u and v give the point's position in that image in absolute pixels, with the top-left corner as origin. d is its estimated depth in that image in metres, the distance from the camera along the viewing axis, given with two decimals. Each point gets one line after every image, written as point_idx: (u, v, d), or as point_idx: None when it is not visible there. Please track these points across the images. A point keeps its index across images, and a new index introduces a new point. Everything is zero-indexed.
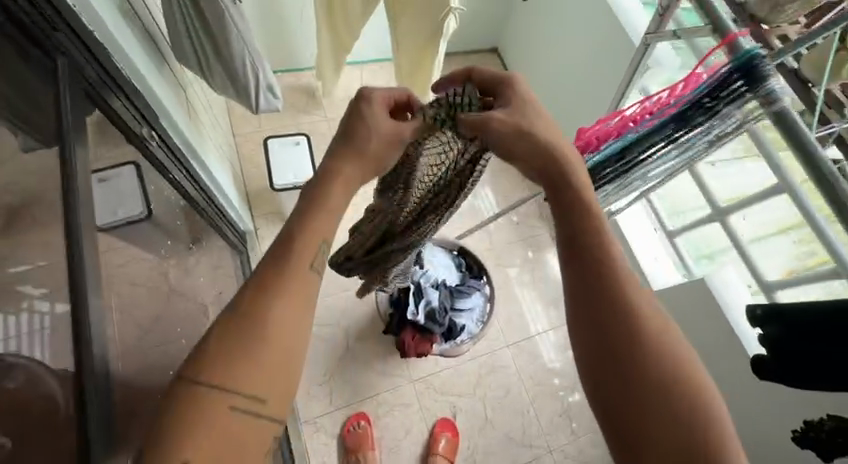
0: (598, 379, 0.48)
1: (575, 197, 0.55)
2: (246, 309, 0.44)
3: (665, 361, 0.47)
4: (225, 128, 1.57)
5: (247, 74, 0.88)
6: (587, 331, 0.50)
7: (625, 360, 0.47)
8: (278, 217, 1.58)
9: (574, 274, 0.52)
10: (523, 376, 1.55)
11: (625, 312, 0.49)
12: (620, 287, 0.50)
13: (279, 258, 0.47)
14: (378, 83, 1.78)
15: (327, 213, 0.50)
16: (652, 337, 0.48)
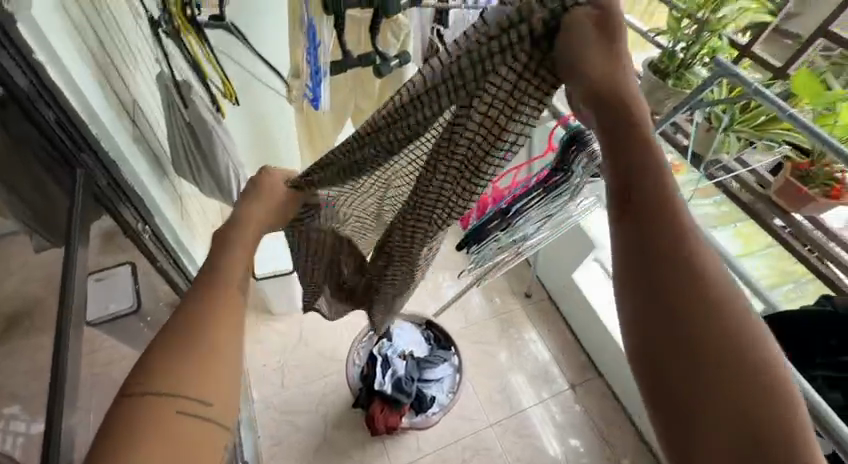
0: (661, 355, 0.40)
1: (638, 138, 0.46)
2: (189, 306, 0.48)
3: (735, 336, 0.39)
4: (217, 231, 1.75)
5: (235, 182, 1.08)
6: (643, 294, 0.42)
7: (699, 336, 0.39)
8: (261, 308, 1.68)
9: (633, 233, 0.44)
10: (510, 458, 1.49)
11: (697, 279, 0.41)
12: (689, 251, 0.42)
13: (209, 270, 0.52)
14: None
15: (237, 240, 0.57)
16: (728, 312, 0.40)
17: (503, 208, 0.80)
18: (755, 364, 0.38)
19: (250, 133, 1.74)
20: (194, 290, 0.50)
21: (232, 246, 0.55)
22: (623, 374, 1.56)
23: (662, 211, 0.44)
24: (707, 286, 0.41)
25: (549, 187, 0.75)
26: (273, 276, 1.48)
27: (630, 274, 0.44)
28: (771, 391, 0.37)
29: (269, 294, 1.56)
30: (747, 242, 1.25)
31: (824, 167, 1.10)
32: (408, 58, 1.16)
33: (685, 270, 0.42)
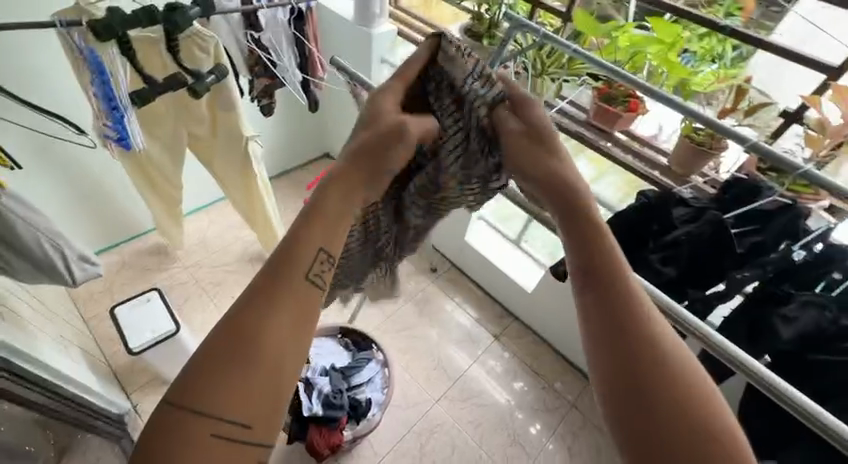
0: (629, 403, 0.41)
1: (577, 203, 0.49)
2: (248, 312, 0.43)
3: (685, 374, 0.42)
4: (71, 319, 1.50)
5: (54, 254, 0.92)
6: (599, 339, 0.44)
7: (657, 377, 0.41)
8: (158, 382, 1.51)
9: (590, 296, 0.46)
10: (461, 422, 1.55)
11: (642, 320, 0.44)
12: (633, 300, 0.45)
13: (262, 297, 0.44)
14: (225, 219, 1.97)
15: (314, 238, 0.48)
16: (670, 352, 0.43)
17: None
18: (696, 398, 0.40)
19: (67, 191, 1.48)
20: (250, 292, 0.44)
21: (309, 249, 0.47)
22: (529, 307, 1.74)
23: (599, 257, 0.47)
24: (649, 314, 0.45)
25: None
26: (153, 344, 1.29)
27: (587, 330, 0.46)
28: (724, 442, 0.39)
29: (159, 362, 1.40)
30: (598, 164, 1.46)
31: (619, 88, 1.32)
32: (225, 71, 1.09)
33: (624, 300, 0.45)
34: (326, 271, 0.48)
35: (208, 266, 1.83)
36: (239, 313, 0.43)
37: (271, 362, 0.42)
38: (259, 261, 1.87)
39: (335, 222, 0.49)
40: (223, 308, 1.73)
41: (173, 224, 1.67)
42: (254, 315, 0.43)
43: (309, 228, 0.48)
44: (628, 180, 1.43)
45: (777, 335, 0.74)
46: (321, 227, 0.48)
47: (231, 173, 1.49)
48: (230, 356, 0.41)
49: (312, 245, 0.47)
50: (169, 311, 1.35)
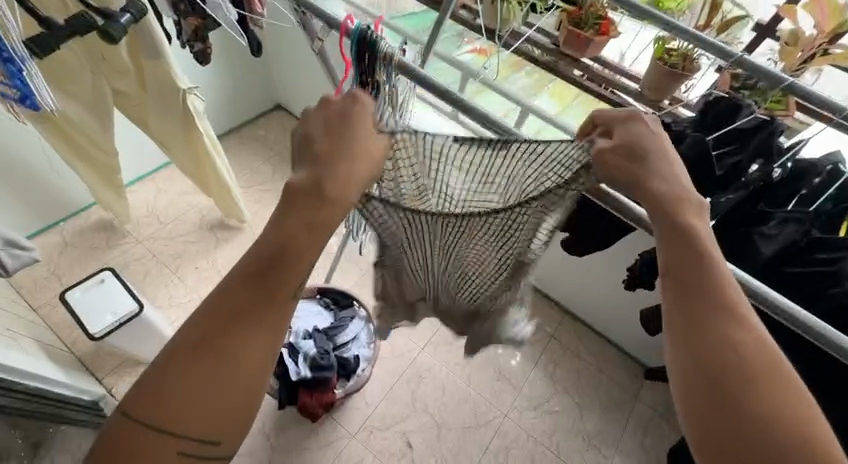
0: (704, 396, 0.42)
1: (677, 221, 0.47)
2: (220, 331, 0.43)
3: (766, 373, 0.41)
4: (18, 309, 1.37)
5: None
6: (681, 336, 0.44)
7: (741, 377, 0.41)
8: (129, 364, 1.44)
9: (677, 297, 0.45)
10: (447, 364, 1.59)
11: (725, 320, 0.43)
12: (724, 304, 0.44)
13: (234, 314, 0.43)
14: (176, 185, 1.81)
15: (295, 255, 0.45)
16: (751, 352, 0.42)
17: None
18: (777, 396, 0.40)
19: None
20: (224, 302, 0.44)
21: (284, 265, 0.44)
22: None
23: (691, 255, 0.46)
24: (737, 316, 0.44)
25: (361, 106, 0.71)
26: (115, 327, 1.19)
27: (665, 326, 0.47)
28: (803, 439, 0.39)
29: (126, 344, 1.31)
30: (561, 97, 1.41)
31: (591, 9, 1.23)
32: (143, 9, 0.92)
33: (710, 298, 0.44)
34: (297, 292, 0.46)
35: (164, 238, 1.69)
36: (218, 323, 0.43)
37: (247, 375, 0.43)
38: (221, 228, 1.75)
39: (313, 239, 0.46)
40: (188, 280, 1.63)
41: (116, 197, 1.51)
42: (232, 336, 0.43)
43: (290, 241, 0.45)
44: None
45: (758, 252, 0.76)
46: (306, 235, 0.45)
47: (173, 133, 1.32)
48: (207, 369, 0.42)
49: (300, 258, 0.45)
50: (128, 289, 1.25)
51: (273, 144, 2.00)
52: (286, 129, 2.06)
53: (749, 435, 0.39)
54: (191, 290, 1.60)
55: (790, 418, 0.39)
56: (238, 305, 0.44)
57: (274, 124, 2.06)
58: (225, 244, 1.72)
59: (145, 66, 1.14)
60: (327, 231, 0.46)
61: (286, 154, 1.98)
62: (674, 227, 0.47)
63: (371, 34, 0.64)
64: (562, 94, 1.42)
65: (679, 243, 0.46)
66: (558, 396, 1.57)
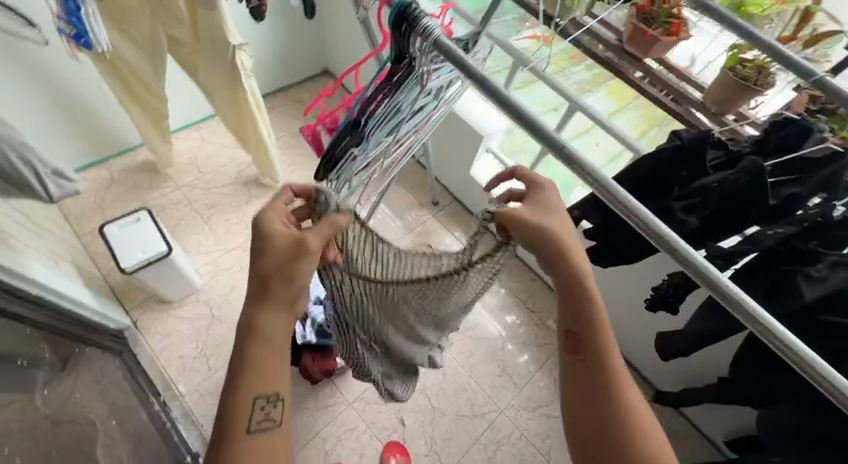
0: (588, 427, 0.58)
1: (579, 284, 0.61)
2: (226, 445, 0.54)
3: (635, 408, 0.58)
4: (63, 234, 1.48)
5: (22, 167, 0.85)
6: (576, 381, 0.60)
7: (615, 412, 0.57)
8: (154, 301, 1.53)
9: (573, 349, 0.61)
10: (452, 352, 1.59)
11: (607, 368, 0.59)
12: (606, 355, 0.60)
13: (230, 422, 0.55)
14: (219, 137, 1.86)
15: (261, 359, 0.57)
16: (622, 393, 0.58)
17: (352, 121, 0.66)
18: (638, 425, 0.57)
19: (39, 98, 1.37)
20: (222, 415, 0.56)
21: (252, 370, 0.56)
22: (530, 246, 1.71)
23: (583, 317, 0.61)
24: (612, 365, 0.60)
25: (394, 81, 0.66)
26: (147, 264, 1.27)
27: (564, 372, 0.62)
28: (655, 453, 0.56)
29: (154, 282, 1.39)
30: (618, 97, 1.35)
31: (663, 6, 1.14)
32: None
33: (598, 353, 0.60)
34: (270, 405, 0.56)
35: (201, 188, 1.76)
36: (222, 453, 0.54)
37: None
38: (255, 185, 1.80)
39: (276, 342, 0.58)
40: (217, 231, 1.69)
41: (162, 141, 1.57)
42: (230, 444, 0.54)
43: (251, 354, 0.57)
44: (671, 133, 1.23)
45: (800, 295, 0.70)
46: (264, 345, 0.58)
47: (221, 86, 1.36)
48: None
49: (263, 360, 0.57)
50: (161, 231, 1.31)
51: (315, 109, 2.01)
52: None
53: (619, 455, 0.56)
54: (219, 240, 1.67)
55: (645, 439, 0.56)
56: (222, 435, 0.55)
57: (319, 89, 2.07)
58: (256, 201, 1.76)
59: (202, 19, 1.16)
60: (277, 335, 0.59)
61: None
62: (580, 294, 0.61)
63: (415, 8, 0.60)
64: (618, 95, 1.36)
65: (579, 307, 0.61)
66: (558, 402, 1.54)
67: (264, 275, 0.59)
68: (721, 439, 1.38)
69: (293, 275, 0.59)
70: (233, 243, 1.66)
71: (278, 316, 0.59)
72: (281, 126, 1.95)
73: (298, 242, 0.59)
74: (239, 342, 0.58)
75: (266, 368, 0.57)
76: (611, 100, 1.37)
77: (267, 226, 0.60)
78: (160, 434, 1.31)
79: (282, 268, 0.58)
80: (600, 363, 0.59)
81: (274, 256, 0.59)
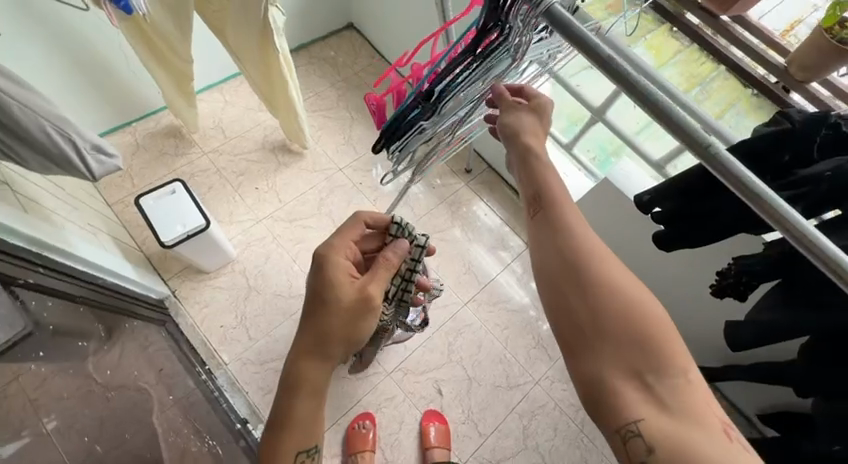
0: (565, 284, 0.57)
1: (530, 149, 0.65)
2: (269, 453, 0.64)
3: (606, 258, 0.58)
4: (97, 204, 1.45)
5: (61, 144, 0.81)
6: (542, 243, 0.60)
7: (584, 261, 0.57)
8: (191, 270, 1.53)
9: (537, 214, 0.62)
10: (488, 324, 1.59)
11: (571, 227, 0.60)
12: (566, 216, 0.61)
13: (276, 438, 0.65)
14: (243, 98, 1.77)
15: (309, 391, 0.66)
16: (589, 247, 0.58)
17: (424, 90, 0.66)
18: (612, 272, 0.57)
19: (63, 61, 1.31)
20: (271, 425, 0.66)
21: (299, 397, 0.66)
22: None
23: (537, 179, 0.64)
24: (575, 220, 0.61)
25: (479, 52, 0.62)
26: (187, 237, 1.25)
27: (533, 240, 0.62)
28: (632, 294, 0.55)
29: (191, 254, 1.38)
30: (658, 52, 1.24)
31: None
32: None
33: (556, 211, 0.61)
34: (312, 446, 0.65)
35: (228, 153, 1.70)
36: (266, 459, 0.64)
37: None
38: (283, 150, 1.73)
39: (323, 378, 0.68)
40: (247, 199, 1.65)
41: (186, 103, 1.47)
42: (271, 453, 0.64)
43: (301, 385, 0.66)
44: (726, 81, 1.17)
45: None
46: (314, 380, 0.67)
47: (250, 48, 1.26)
48: None
49: (311, 392, 0.66)
50: (197, 203, 1.28)
51: (341, 67, 1.89)
52: (356, 52, 1.93)
53: (601, 302, 0.55)
54: (249, 209, 1.64)
55: (620, 283, 0.56)
56: (268, 448, 0.64)
57: (344, 44, 1.93)
58: (285, 168, 1.71)
59: None
60: (327, 373, 0.68)
61: (353, 81, 1.87)
62: (530, 159, 0.64)
63: None
64: (663, 50, 1.24)
65: (533, 170, 0.64)
66: None
67: (323, 308, 0.69)
68: (755, 414, 1.39)
69: (357, 324, 0.70)
70: (264, 213, 1.63)
71: (332, 353, 0.69)
72: (306, 86, 1.84)
73: (362, 291, 0.70)
74: (295, 365, 0.68)
75: (308, 400, 0.66)
76: (655, 54, 1.25)
77: (336, 258, 0.74)
78: (208, 400, 1.36)
79: (346, 316, 0.69)
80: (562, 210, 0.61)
81: (337, 298, 0.70)
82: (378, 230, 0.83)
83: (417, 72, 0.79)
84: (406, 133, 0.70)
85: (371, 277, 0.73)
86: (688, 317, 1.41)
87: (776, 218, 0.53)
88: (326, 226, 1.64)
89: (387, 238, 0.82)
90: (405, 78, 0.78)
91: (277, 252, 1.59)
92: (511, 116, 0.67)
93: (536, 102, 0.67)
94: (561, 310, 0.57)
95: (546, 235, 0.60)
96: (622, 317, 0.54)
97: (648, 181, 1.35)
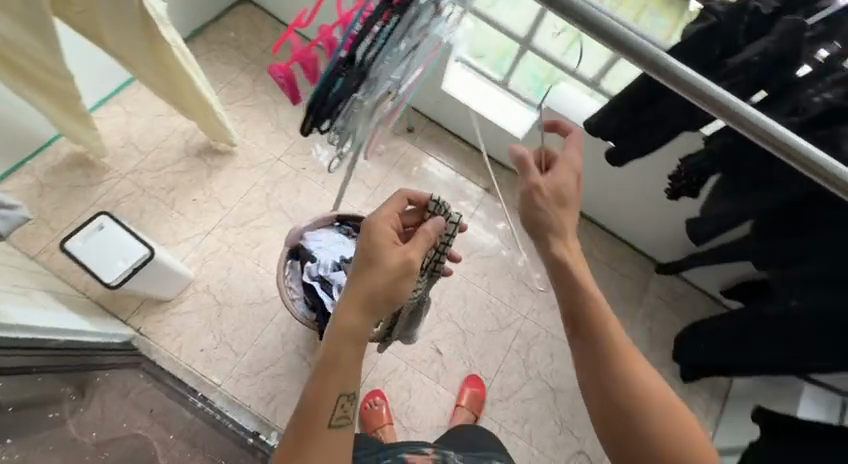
0: (611, 399, 0.70)
1: (570, 273, 0.74)
2: (314, 399, 0.70)
3: (639, 366, 0.71)
4: (17, 261, 1.29)
5: None
6: (587, 361, 0.72)
7: (625, 373, 0.70)
8: (150, 303, 1.42)
9: (580, 340, 0.73)
10: (468, 275, 1.62)
11: (608, 341, 0.72)
12: (605, 335, 0.72)
13: (317, 390, 0.70)
14: (148, 106, 1.59)
15: (350, 346, 0.71)
16: (622, 360, 0.71)
17: (345, 56, 0.65)
18: (646, 381, 0.70)
19: None
20: (313, 375, 0.71)
21: (341, 352, 0.71)
22: None
23: (577, 306, 0.73)
24: (611, 338, 0.72)
25: (395, 6, 0.61)
26: (133, 272, 1.14)
27: (578, 360, 0.73)
28: (664, 396, 0.70)
29: (143, 287, 1.28)
30: None
31: None
32: None
33: (595, 331, 0.72)
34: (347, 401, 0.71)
35: (150, 170, 1.54)
36: (305, 406, 0.70)
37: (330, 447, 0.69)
38: (211, 153, 1.59)
39: (359, 342, 0.71)
40: (187, 214, 1.52)
41: (86, 127, 1.27)
42: (316, 400, 0.70)
43: (343, 345, 0.71)
44: None
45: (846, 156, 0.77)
46: (355, 339, 0.71)
47: (137, 48, 1.11)
48: (297, 435, 0.69)
49: (353, 352, 0.71)
50: (132, 233, 1.16)
51: (247, 47, 1.72)
52: (259, 26, 1.75)
53: (645, 409, 0.69)
54: (193, 223, 1.52)
55: (655, 388, 0.70)
56: (312, 403, 0.70)
57: (242, 21, 1.74)
58: (219, 172, 1.58)
59: None
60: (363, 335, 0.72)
61: (265, 59, 1.71)
62: (573, 287, 0.74)
63: None
64: None
65: (571, 300, 0.74)
66: None
67: (367, 272, 0.74)
68: (719, 291, 1.54)
69: (398, 283, 0.73)
70: (210, 224, 1.52)
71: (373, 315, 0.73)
72: (214, 76, 1.67)
73: (406, 257, 0.74)
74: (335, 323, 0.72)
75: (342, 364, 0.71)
76: None
77: (381, 220, 0.79)
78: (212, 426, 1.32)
79: (390, 277, 0.73)
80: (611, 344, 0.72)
81: (380, 263, 0.74)
82: (419, 206, 0.90)
83: (327, 34, 0.75)
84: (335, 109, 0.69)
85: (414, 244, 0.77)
86: (648, 222, 1.50)
87: (723, 111, 0.57)
88: (281, 221, 1.55)
89: (426, 214, 0.90)
90: (314, 41, 0.73)
91: (236, 261, 1.50)
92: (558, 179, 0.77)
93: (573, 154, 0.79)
94: (612, 421, 0.70)
95: (590, 370, 0.71)
96: (661, 422, 0.68)
97: (588, 101, 1.36)
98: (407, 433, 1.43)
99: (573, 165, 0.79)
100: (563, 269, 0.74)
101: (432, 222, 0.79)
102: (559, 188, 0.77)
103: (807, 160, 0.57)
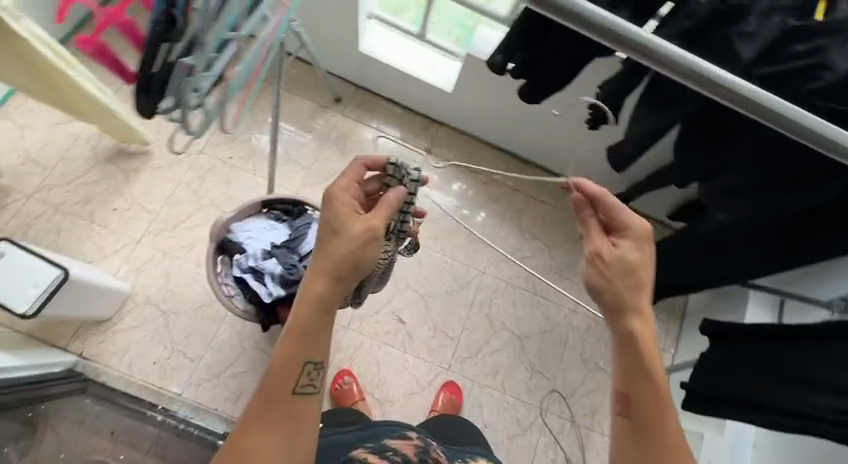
0: None
1: (629, 345, 0.74)
2: (281, 363, 0.75)
3: (680, 449, 0.71)
4: None
5: None
6: (628, 436, 0.72)
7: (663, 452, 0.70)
8: (88, 324, 1.35)
9: (626, 411, 0.73)
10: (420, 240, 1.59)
11: (656, 421, 0.72)
12: (657, 414, 0.72)
13: (283, 359, 0.76)
14: (42, 116, 1.45)
15: (314, 318, 0.76)
16: (666, 437, 0.71)
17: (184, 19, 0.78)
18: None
19: None
20: (282, 342, 0.77)
21: (306, 326, 0.76)
22: (466, 116, 1.62)
23: (630, 379, 0.73)
24: (661, 418, 0.72)
25: None
26: (48, 297, 1.05)
27: (616, 429, 0.74)
28: None
29: (72, 310, 1.20)
30: None
31: None
32: None
33: (645, 411, 0.72)
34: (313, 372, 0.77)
35: (58, 185, 1.41)
36: (271, 369, 0.76)
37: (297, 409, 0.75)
38: (124, 156, 1.47)
39: (321, 316, 0.77)
40: (111, 225, 1.42)
41: None
42: (282, 365, 0.75)
43: (307, 318, 0.76)
44: None
45: (740, 55, 0.88)
46: (320, 311, 0.76)
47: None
48: (265, 398, 0.75)
49: (319, 328, 0.76)
50: (39, 255, 1.06)
51: None
52: None
53: None
54: (118, 234, 1.42)
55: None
56: (279, 371, 0.75)
57: None
58: (136, 175, 1.46)
59: None
60: (327, 309, 0.77)
61: None
62: (628, 360, 0.74)
63: None
64: None
65: (630, 377, 0.73)
66: (528, 242, 1.64)
67: (329, 246, 0.77)
68: (665, 215, 1.56)
69: (359, 253, 0.77)
70: (137, 232, 1.42)
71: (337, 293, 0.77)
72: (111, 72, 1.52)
73: (368, 228, 0.77)
74: (301, 298, 0.77)
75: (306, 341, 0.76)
76: None
77: (338, 192, 0.80)
78: (178, 435, 1.28)
79: (351, 249, 0.76)
80: (645, 408, 0.72)
81: (342, 237, 0.77)
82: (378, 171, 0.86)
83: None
84: (167, 82, 0.72)
85: (376, 215, 0.79)
86: None
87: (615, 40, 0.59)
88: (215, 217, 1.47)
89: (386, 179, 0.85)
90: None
91: (174, 265, 1.42)
92: (617, 260, 0.75)
93: (639, 230, 0.76)
94: None
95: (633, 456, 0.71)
96: None
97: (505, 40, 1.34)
98: (382, 405, 1.44)
99: (636, 242, 0.76)
100: (630, 347, 0.74)
101: (394, 193, 0.81)
102: (620, 262, 0.75)
103: (706, 79, 0.60)
